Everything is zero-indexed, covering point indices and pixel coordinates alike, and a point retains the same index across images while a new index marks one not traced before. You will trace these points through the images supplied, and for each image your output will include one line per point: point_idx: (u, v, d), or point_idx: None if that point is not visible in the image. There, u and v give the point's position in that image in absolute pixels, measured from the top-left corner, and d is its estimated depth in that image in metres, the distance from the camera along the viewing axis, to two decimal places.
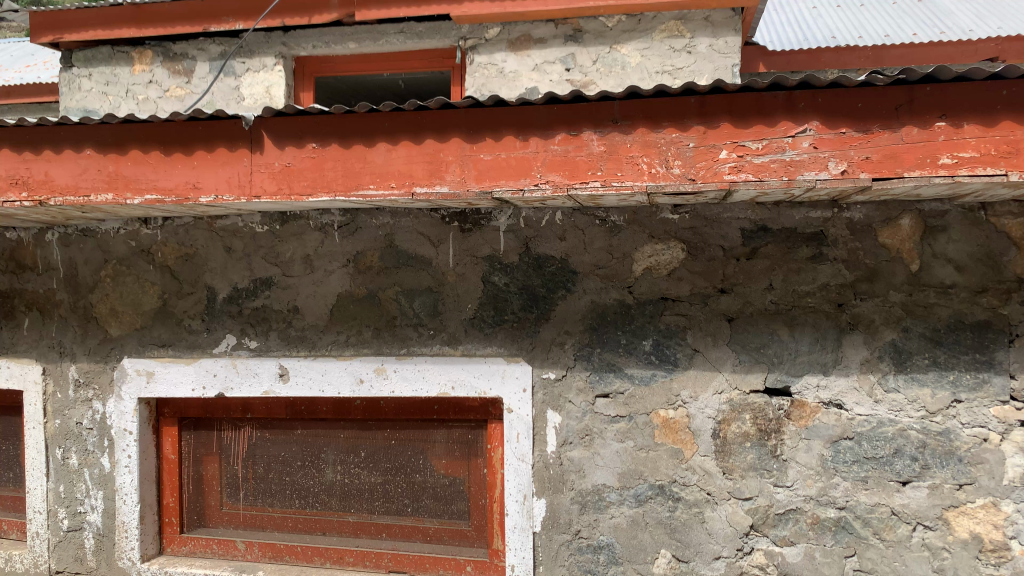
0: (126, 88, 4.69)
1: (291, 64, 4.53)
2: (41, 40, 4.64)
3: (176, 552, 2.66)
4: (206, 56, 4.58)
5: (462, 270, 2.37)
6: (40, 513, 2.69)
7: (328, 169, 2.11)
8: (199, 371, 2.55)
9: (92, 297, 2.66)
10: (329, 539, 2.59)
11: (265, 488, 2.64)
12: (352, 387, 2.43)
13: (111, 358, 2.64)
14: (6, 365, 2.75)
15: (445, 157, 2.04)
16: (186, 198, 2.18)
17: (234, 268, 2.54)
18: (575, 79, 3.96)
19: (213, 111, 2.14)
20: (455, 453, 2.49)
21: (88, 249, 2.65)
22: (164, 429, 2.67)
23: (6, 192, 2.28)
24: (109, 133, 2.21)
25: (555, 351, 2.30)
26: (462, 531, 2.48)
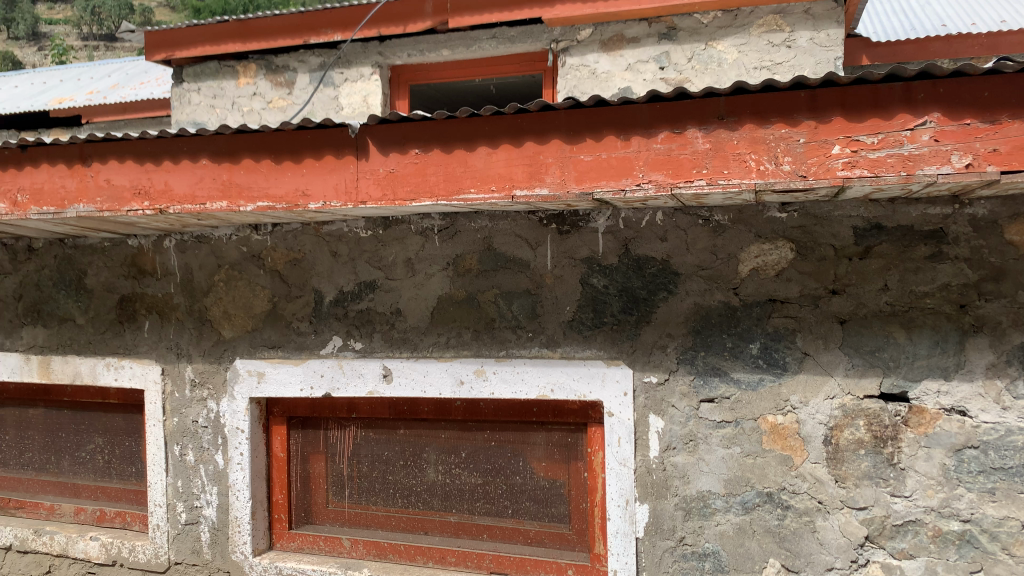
0: (233, 100, 4.90)
1: (387, 72, 4.63)
2: (156, 57, 4.90)
3: (285, 547, 2.75)
4: (306, 67, 4.73)
5: (560, 273, 2.36)
6: (160, 506, 2.82)
7: (430, 174, 2.14)
8: (307, 371, 2.63)
9: (207, 300, 2.78)
10: (431, 538, 2.62)
11: (368, 487, 2.70)
12: (453, 388, 2.45)
13: (225, 358, 2.75)
14: (129, 365, 2.88)
15: (545, 159, 2.03)
16: (295, 205, 2.25)
17: (340, 272, 2.61)
18: (670, 78, 3.90)
19: (321, 120, 2.20)
20: (555, 456, 2.48)
21: (203, 255, 2.78)
22: (274, 428, 2.76)
23: (129, 202, 2.39)
24: (224, 143, 2.30)
25: (657, 355, 2.26)
26: (563, 534, 2.46)
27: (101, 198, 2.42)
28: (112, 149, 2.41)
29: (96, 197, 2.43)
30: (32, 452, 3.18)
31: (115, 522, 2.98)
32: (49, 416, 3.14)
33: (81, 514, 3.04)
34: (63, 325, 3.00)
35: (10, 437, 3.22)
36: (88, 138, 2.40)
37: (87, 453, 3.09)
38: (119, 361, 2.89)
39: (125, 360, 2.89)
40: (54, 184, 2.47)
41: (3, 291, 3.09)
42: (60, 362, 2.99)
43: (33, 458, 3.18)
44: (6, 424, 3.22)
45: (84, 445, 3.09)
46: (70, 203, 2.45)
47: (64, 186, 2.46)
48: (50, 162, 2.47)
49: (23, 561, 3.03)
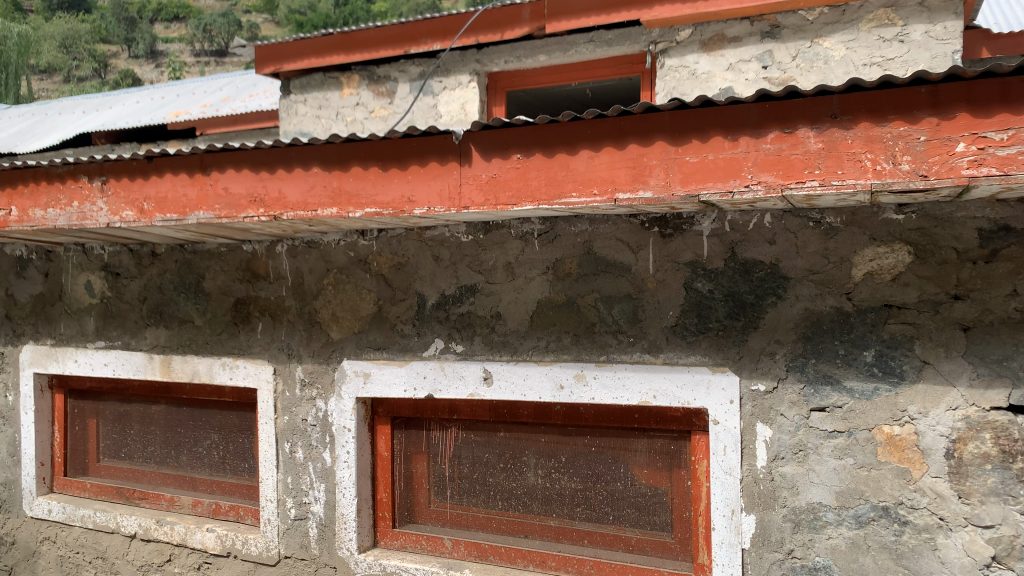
0: (336, 111, 5.09)
1: (484, 80, 4.70)
2: (266, 71, 5.12)
3: (389, 545, 2.81)
4: (407, 77, 4.86)
5: (663, 277, 2.33)
6: (271, 501, 2.93)
7: (532, 178, 2.15)
8: (410, 373, 2.68)
9: (316, 303, 2.88)
10: (532, 542, 2.62)
11: (470, 489, 2.74)
12: (553, 392, 2.44)
13: (333, 359, 2.84)
14: (243, 365, 3.01)
15: (649, 161, 2.01)
16: (401, 210, 2.30)
17: (442, 276, 2.65)
18: (773, 77, 3.80)
19: (426, 127, 2.24)
20: (657, 463, 2.44)
21: (313, 259, 2.89)
22: (378, 427, 2.83)
23: (246, 209, 2.51)
24: (334, 152, 2.38)
25: (764, 361, 2.20)
26: (665, 542, 2.43)
27: (220, 205, 2.54)
28: (230, 158, 2.53)
29: (215, 205, 2.55)
30: (154, 446, 3.36)
31: (229, 515, 3.12)
32: (169, 412, 3.31)
33: (198, 507, 3.19)
34: (183, 326, 3.16)
35: (134, 431, 3.41)
36: (208, 149, 2.53)
37: (203, 448, 3.24)
38: (234, 361, 3.03)
39: (240, 360, 3.02)
40: (177, 193, 2.61)
41: (129, 294, 3.28)
42: (180, 361, 3.15)
43: (155, 452, 3.36)
44: (131, 418, 3.41)
45: (201, 440, 3.24)
46: (191, 210, 2.58)
47: (186, 194, 2.59)
48: (172, 172, 2.61)
49: (145, 550, 3.20)
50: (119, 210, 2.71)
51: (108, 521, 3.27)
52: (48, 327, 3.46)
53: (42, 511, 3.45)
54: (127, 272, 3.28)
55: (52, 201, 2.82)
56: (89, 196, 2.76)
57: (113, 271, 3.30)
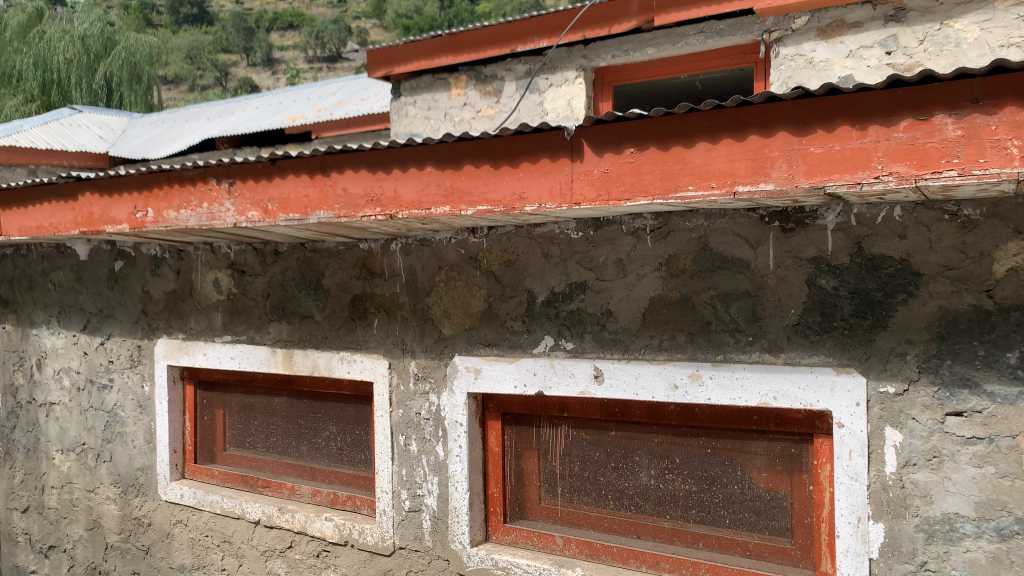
0: (445, 111, 5.32)
1: (591, 75, 4.73)
2: (376, 75, 5.39)
3: (500, 540, 2.83)
4: (513, 75, 4.98)
5: (784, 274, 2.25)
6: (386, 492, 3.00)
7: (645, 173, 2.10)
8: (520, 369, 2.69)
9: (428, 300, 2.93)
10: (644, 542, 2.58)
11: (581, 487, 2.72)
12: (667, 392, 2.39)
13: (445, 355, 2.88)
14: (360, 360, 3.10)
15: (770, 153, 1.93)
16: (513, 208, 2.31)
17: (553, 272, 2.65)
18: (898, 63, 3.64)
19: (537, 123, 2.24)
20: (777, 467, 2.36)
21: (425, 257, 2.94)
22: (489, 423, 2.86)
23: (363, 208, 2.57)
24: (447, 151, 2.41)
25: (894, 362, 2.08)
26: (785, 548, 2.34)
27: (339, 205, 2.62)
28: (348, 159, 2.61)
29: (334, 204, 2.63)
30: (276, 436, 3.51)
31: (347, 505, 3.22)
32: (290, 405, 3.45)
33: (318, 496, 3.31)
34: (304, 321, 3.29)
35: (258, 422, 3.57)
36: (327, 151, 2.62)
37: (323, 440, 3.36)
38: (351, 355, 3.12)
39: (357, 355, 3.11)
40: (299, 194, 2.71)
41: (253, 290, 3.43)
42: (301, 355, 3.27)
43: (277, 442, 3.50)
44: (255, 410, 3.57)
45: (321, 431, 3.36)
46: (312, 210, 2.67)
47: (307, 195, 2.69)
48: (295, 173, 2.72)
49: (268, 536, 3.33)
50: (245, 211, 2.84)
51: (235, 507, 3.43)
52: (179, 322, 3.66)
53: (174, 495, 3.64)
54: (251, 270, 3.43)
55: (183, 203, 2.98)
56: (217, 197, 2.90)
57: (239, 269, 3.46)
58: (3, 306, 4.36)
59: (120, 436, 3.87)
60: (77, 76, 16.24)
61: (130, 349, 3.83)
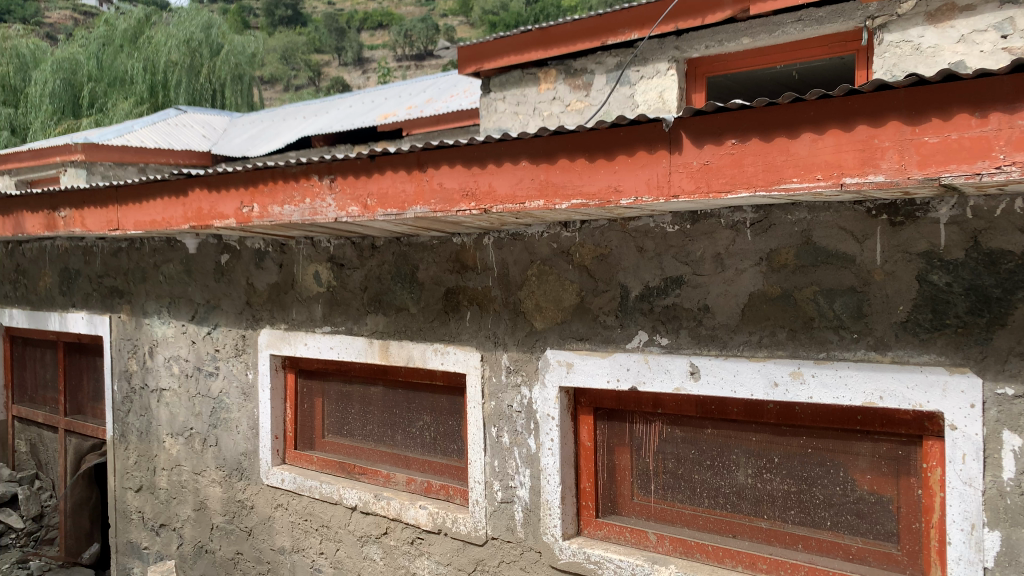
0: (534, 106, 5.34)
1: (683, 66, 4.68)
2: (467, 71, 5.49)
3: (593, 534, 2.84)
4: (603, 68, 4.97)
5: (891, 269, 2.16)
6: (479, 483, 3.04)
7: (747, 165, 2.05)
8: (613, 364, 2.67)
9: (521, 293, 2.95)
10: (741, 542, 2.53)
11: (675, 484, 2.69)
12: (766, 389, 2.34)
13: (537, 348, 2.90)
14: (453, 351, 3.14)
15: (880, 143, 1.85)
16: (608, 201, 2.29)
17: (647, 267, 2.62)
18: (1014, 46, 3.49)
19: (635, 116, 2.21)
20: (882, 469, 2.28)
21: (518, 251, 2.96)
22: (582, 417, 2.86)
23: (459, 203, 2.61)
24: (542, 145, 2.41)
25: (1013, 363, 1.97)
26: (891, 554, 2.26)
27: (435, 200, 2.67)
28: (445, 155, 2.65)
29: (431, 199, 2.68)
30: (372, 425, 3.60)
31: (440, 494, 3.28)
32: (386, 394, 3.54)
33: (411, 484, 3.38)
34: (399, 313, 3.36)
35: (354, 411, 3.67)
36: (425, 147, 2.66)
37: (417, 429, 3.42)
38: (445, 347, 3.17)
39: (450, 347, 3.16)
40: (397, 189, 2.77)
41: (351, 283, 3.53)
42: (397, 346, 3.35)
43: (373, 430, 3.60)
44: (352, 398, 3.68)
45: (415, 421, 3.43)
46: (409, 205, 2.73)
47: (404, 190, 2.75)
48: (393, 169, 2.78)
49: (365, 521, 3.43)
50: (346, 206, 2.92)
51: (333, 492, 3.53)
52: (281, 313, 3.80)
53: (276, 479, 3.79)
54: (349, 263, 3.53)
55: (287, 198, 3.09)
56: (318, 193, 3.00)
57: (338, 262, 3.56)
58: (119, 296, 4.62)
59: (225, 422, 4.05)
60: (181, 78, 17.02)
61: (235, 339, 3.99)
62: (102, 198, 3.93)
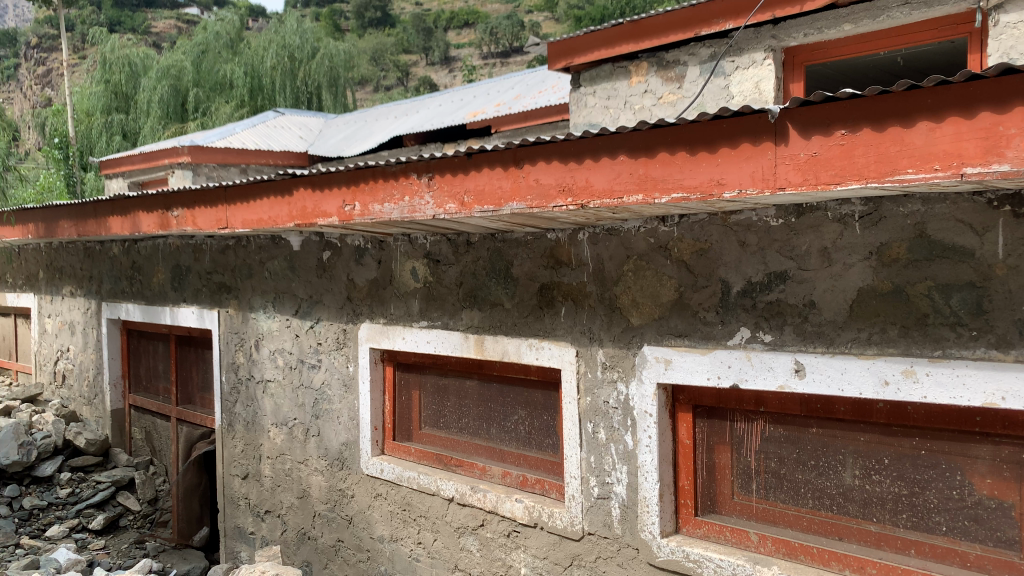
0: (625, 100, 5.31)
1: (780, 55, 4.57)
2: (557, 66, 5.52)
3: (691, 533, 2.80)
4: (697, 59, 4.89)
5: (1014, 263, 2.05)
6: (575, 478, 3.04)
7: (858, 155, 1.98)
8: (713, 361, 2.63)
9: (617, 289, 2.94)
10: (848, 545, 2.45)
11: (777, 484, 2.63)
12: (876, 388, 2.25)
13: (634, 345, 2.88)
14: (548, 347, 3.15)
15: (1005, 130, 1.75)
16: (710, 194, 2.25)
17: (749, 262, 2.57)
18: None
19: (738, 107, 2.16)
20: (1003, 474, 2.17)
21: (614, 246, 2.95)
22: (680, 415, 2.83)
23: (556, 198, 2.61)
24: (640, 139, 2.39)
25: None
26: (1012, 562, 2.15)
27: (532, 196, 2.68)
28: (541, 151, 2.66)
29: (527, 195, 2.70)
30: (468, 418, 3.66)
31: (536, 488, 3.30)
32: (481, 389, 3.58)
33: (507, 477, 3.42)
34: (494, 308, 3.39)
35: (451, 404, 3.73)
36: (522, 144, 2.68)
37: (512, 423, 3.45)
38: (540, 342, 3.19)
39: (545, 342, 3.17)
40: (493, 186, 2.80)
41: (447, 279, 3.59)
42: (492, 341, 3.38)
43: (469, 423, 3.65)
44: (448, 391, 3.74)
45: (510, 415, 3.46)
46: (506, 202, 2.75)
47: (501, 186, 2.77)
48: (489, 167, 2.82)
49: (461, 513, 3.48)
50: (443, 203, 2.97)
51: (431, 483, 3.60)
52: (380, 308, 3.90)
53: (375, 470, 3.89)
54: (445, 259, 3.59)
55: (387, 196, 3.17)
56: (417, 190, 3.06)
57: (435, 258, 3.63)
58: (227, 292, 4.84)
59: (327, 413, 4.19)
60: (281, 82, 17.64)
61: (337, 333, 4.12)
62: (211, 198, 4.13)
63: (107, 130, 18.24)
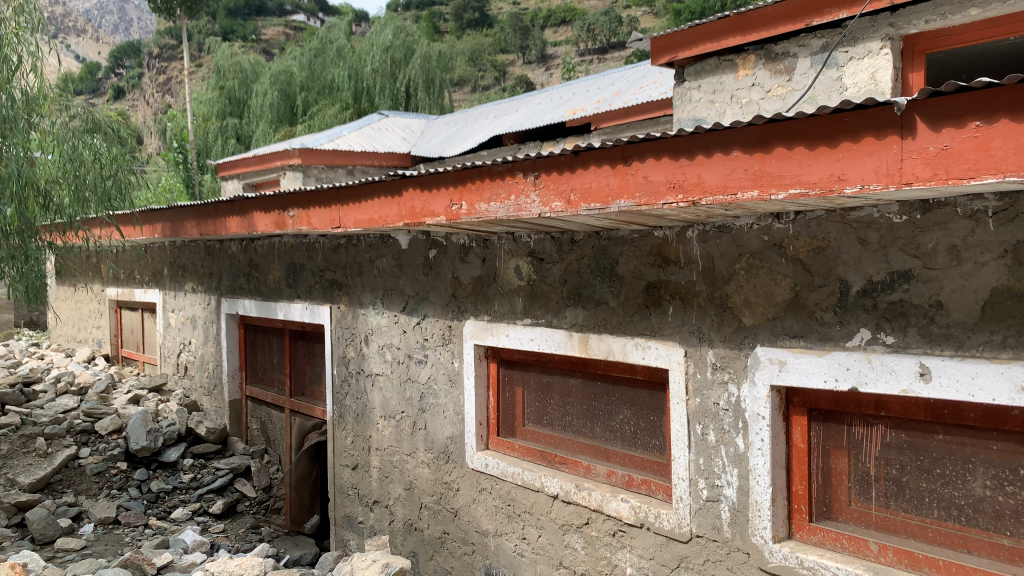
0: (731, 93, 5.19)
1: (899, 44, 4.37)
2: (661, 61, 5.47)
3: (805, 539, 2.72)
4: (808, 51, 4.74)
5: None
6: (683, 480, 3.00)
7: (995, 148, 1.86)
8: (831, 363, 2.54)
9: (728, 288, 2.88)
10: (978, 559, 2.32)
11: (899, 491, 2.52)
12: (1011, 395, 2.13)
13: (745, 345, 2.81)
14: (655, 346, 3.12)
15: None
16: (830, 190, 2.17)
17: (870, 260, 2.47)
18: None
19: (861, 100, 2.08)
20: None
21: (725, 244, 2.90)
22: (794, 418, 2.75)
23: (666, 196, 2.58)
24: (755, 134, 2.33)
25: None
26: None
27: (641, 193, 2.66)
28: (650, 148, 2.64)
29: (636, 193, 2.67)
30: (572, 416, 3.66)
31: (642, 488, 3.28)
32: (585, 387, 3.58)
33: (613, 477, 3.40)
34: (598, 307, 3.37)
35: (555, 402, 3.75)
36: (631, 140, 2.67)
37: (618, 422, 3.43)
38: (646, 341, 3.16)
39: (651, 341, 3.14)
40: (600, 184, 2.79)
41: (551, 277, 3.60)
42: (597, 339, 3.37)
43: (573, 422, 3.66)
44: (552, 389, 3.76)
45: (615, 414, 3.44)
46: (614, 199, 2.74)
47: (609, 184, 2.77)
48: (597, 164, 2.81)
49: (566, 510, 3.49)
50: (549, 201, 2.98)
51: (535, 480, 3.63)
52: (485, 305, 3.95)
53: (480, 464, 3.95)
54: (549, 257, 3.60)
55: (493, 195, 3.21)
56: (524, 189, 3.08)
57: (539, 257, 3.65)
58: (338, 288, 5.01)
59: (433, 407, 4.27)
60: (382, 84, 17.96)
61: (442, 329, 4.20)
62: (324, 199, 4.28)
63: (222, 134, 19.16)
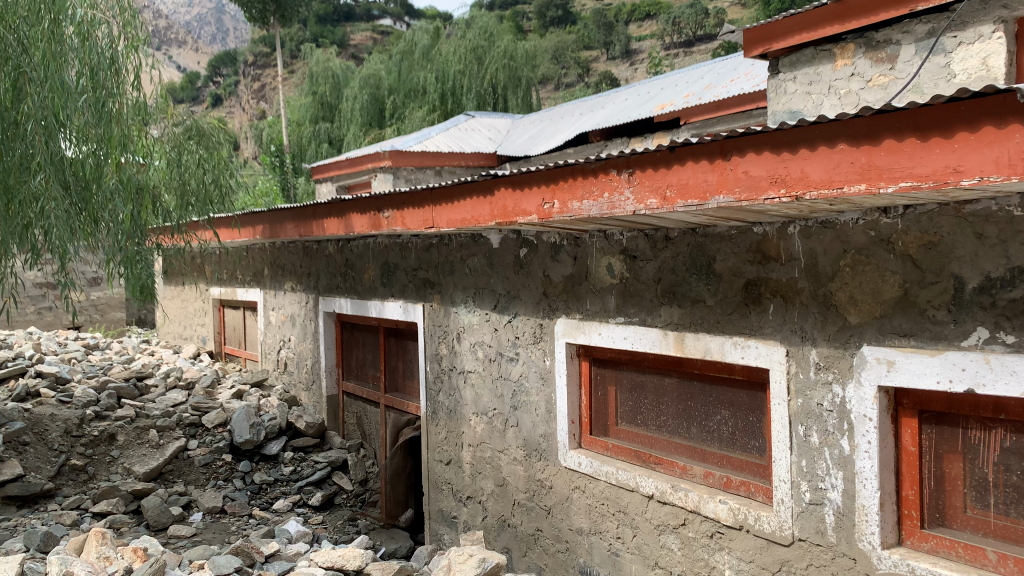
0: (829, 84, 5.04)
1: (1013, 27, 4.15)
2: (753, 54, 5.34)
3: (917, 546, 2.61)
4: (912, 37, 4.55)
5: None
6: (785, 482, 2.93)
7: None
8: (944, 363, 2.43)
9: (832, 285, 2.79)
10: None
11: (1021, 499, 2.40)
12: None
13: (851, 344, 2.72)
14: (754, 345, 3.06)
15: None
16: (945, 183, 2.08)
17: (988, 256, 2.36)
18: None
19: (980, 88, 1.98)
20: None
21: (828, 240, 2.81)
22: (904, 420, 2.65)
23: (767, 191, 2.52)
24: (863, 125, 2.26)
25: None
26: None
27: (740, 188, 2.61)
28: (750, 142, 2.58)
29: (736, 188, 2.62)
30: (667, 416, 3.62)
31: (740, 490, 3.22)
32: (681, 387, 3.53)
33: (710, 478, 3.35)
34: (695, 305, 3.32)
35: (649, 401, 3.71)
36: (730, 135, 2.62)
37: (715, 423, 3.38)
38: (745, 340, 3.09)
39: (751, 340, 3.07)
40: (698, 179, 2.75)
41: (645, 275, 3.57)
42: (693, 339, 3.32)
43: (668, 421, 3.62)
44: (646, 388, 3.73)
45: (712, 415, 3.39)
46: (712, 195, 2.69)
47: (707, 180, 2.72)
48: (694, 160, 2.77)
49: (662, 511, 3.46)
50: (644, 198, 2.95)
51: (630, 479, 3.61)
52: (577, 303, 3.94)
53: (574, 462, 3.96)
54: (643, 255, 3.58)
55: (587, 193, 3.20)
56: (618, 187, 3.07)
57: (632, 255, 3.63)
58: (431, 287, 5.11)
59: (525, 404, 4.30)
60: (467, 84, 18.16)
61: (533, 327, 4.22)
62: (418, 199, 4.37)
63: (315, 138, 19.73)
